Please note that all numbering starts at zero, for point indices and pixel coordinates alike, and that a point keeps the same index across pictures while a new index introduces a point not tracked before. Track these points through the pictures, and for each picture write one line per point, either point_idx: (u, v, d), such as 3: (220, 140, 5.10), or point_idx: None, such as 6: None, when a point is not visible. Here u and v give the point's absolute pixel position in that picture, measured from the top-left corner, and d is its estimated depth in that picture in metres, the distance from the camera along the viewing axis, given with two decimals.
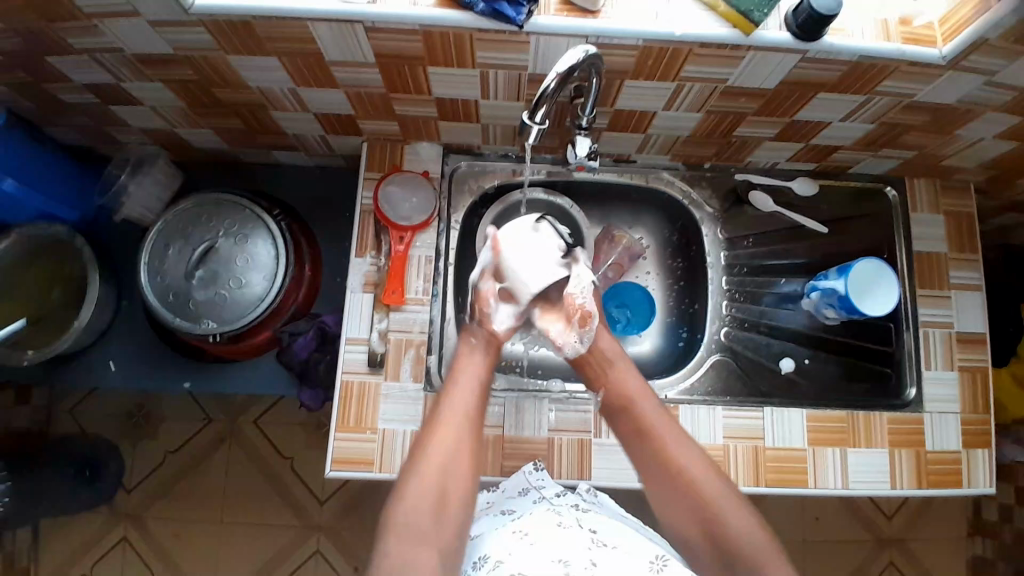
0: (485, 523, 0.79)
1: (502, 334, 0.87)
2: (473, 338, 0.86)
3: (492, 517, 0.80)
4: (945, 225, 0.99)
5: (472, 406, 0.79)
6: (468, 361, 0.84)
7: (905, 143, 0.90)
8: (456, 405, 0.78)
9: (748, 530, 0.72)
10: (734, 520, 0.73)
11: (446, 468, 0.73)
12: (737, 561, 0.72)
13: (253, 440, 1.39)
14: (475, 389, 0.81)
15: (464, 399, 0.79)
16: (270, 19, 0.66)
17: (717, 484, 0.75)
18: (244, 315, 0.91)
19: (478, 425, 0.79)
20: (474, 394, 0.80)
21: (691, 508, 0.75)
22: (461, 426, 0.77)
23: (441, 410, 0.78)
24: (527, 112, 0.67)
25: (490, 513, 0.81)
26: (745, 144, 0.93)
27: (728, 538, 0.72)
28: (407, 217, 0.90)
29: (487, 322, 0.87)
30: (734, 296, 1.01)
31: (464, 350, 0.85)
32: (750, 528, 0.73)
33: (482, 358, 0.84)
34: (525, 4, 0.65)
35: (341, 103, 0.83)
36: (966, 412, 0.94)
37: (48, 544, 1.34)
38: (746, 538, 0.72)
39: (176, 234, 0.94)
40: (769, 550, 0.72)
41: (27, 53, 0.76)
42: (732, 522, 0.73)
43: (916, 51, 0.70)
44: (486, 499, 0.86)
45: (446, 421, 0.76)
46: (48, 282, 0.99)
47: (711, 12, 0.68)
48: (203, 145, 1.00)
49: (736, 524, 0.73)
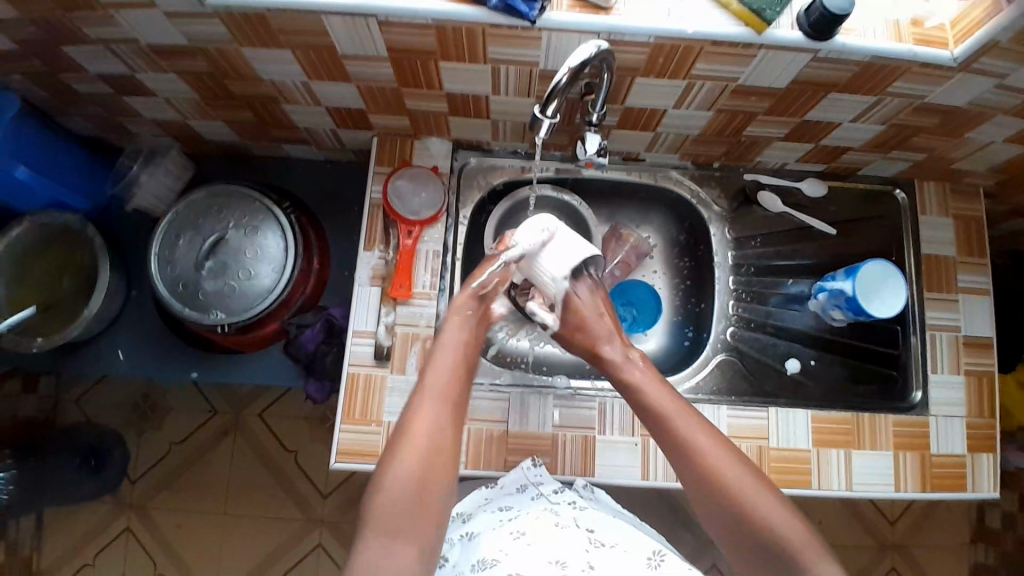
0: (481, 519, 0.79)
1: (496, 314, 0.86)
2: (466, 310, 0.81)
3: (489, 513, 0.80)
4: (954, 228, 0.98)
5: (454, 389, 0.73)
6: (449, 339, 0.78)
7: (916, 145, 0.90)
8: (435, 388, 0.73)
9: (776, 519, 0.67)
10: (762, 507, 0.67)
11: (428, 459, 0.67)
12: (768, 552, 0.67)
13: (257, 432, 1.40)
14: (455, 371, 0.75)
15: (444, 381, 0.74)
16: (284, 12, 0.66)
17: (739, 471, 0.69)
18: (252, 307, 0.91)
19: (462, 411, 0.73)
20: (455, 377, 0.75)
21: (718, 499, 0.69)
22: (444, 412, 0.71)
23: (424, 390, 0.72)
24: (538, 106, 0.67)
25: (486, 508, 0.81)
26: (754, 144, 0.93)
27: (759, 528, 0.67)
28: (416, 211, 0.91)
29: (486, 295, 0.83)
30: (740, 296, 1.01)
31: (448, 325, 0.79)
32: (781, 517, 0.67)
33: (465, 334, 0.79)
34: (537, 0, 0.65)
35: (352, 97, 0.83)
36: (971, 416, 0.94)
37: (53, 532, 1.35)
38: (778, 528, 0.66)
39: (187, 225, 0.95)
40: (804, 539, 0.66)
41: (43, 42, 0.77)
42: (760, 510, 0.67)
43: (928, 52, 0.70)
44: (481, 495, 0.85)
45: (426, 407, 0.71)
46: (59, 271, 0.99)
47: (723, 10, 0.68)
48: (215, 137, 1.01)
49: (764, 511, 0.67)
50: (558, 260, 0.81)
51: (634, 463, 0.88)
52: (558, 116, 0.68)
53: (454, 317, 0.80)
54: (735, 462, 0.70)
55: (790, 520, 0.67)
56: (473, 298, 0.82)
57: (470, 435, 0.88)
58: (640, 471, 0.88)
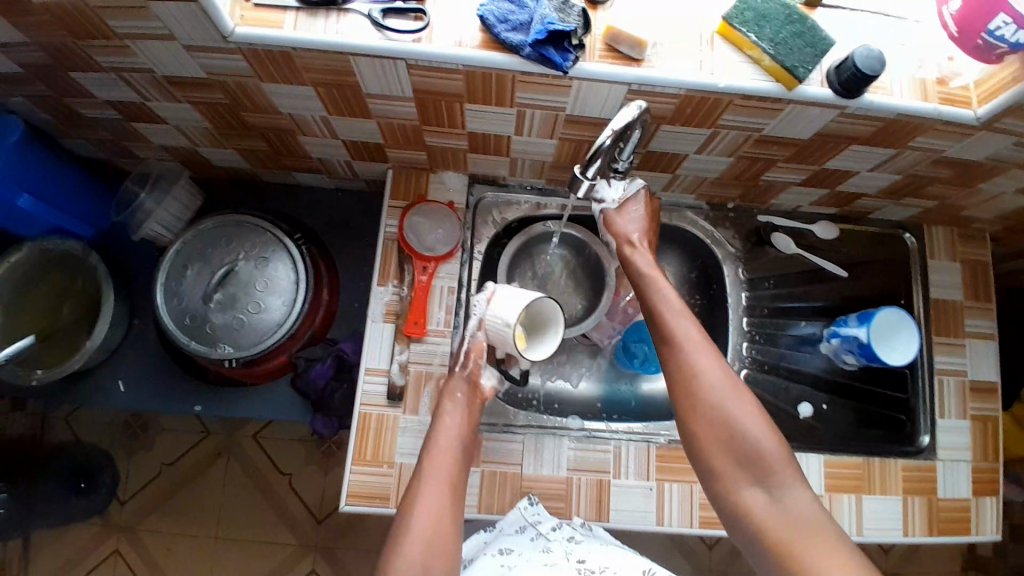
0: (483, 564, 0.78)
1: (486, 390, 0.82)
2: (456, 391, 0.81)
3: (490, 558, 0.79)
4: (962, 273, 0.99)
5: (451, 471, 0.74)
6: (448, 422, 0.78)
7: (928, 194, 0.90)
8: (436, 470, 0.73)
9: (763, 440, 0.68)
10: (758, 432, 0.68)
11: (426, 545, 0.68)
12: (762, 473, 0.68)
13: (251, 455, 1.36)
14: (453, 457, 0.76)
15: (443, 460, 0.75)
16: (311, 52, 0.65)
17: (737, 397, 0.70)
18: (261, 341, 0.89)
19: (459, 496, 0.74)
20: (454, 456, 0.76)
21: (715, 426, 0.70)
22: (440, 492, 0.72)
23: (422, 471, 0.73)
24: (581, 165, 0.72)
25: (486, 551, 0.80)
26: (771, 188, 0.93)
27: (753, 451, 0.68)
28: (431, 247, 0.89)
29: (473, 373, 0.82)
30: (754, 337, 1.01)
31: (444, 409, 0.79)
32: (768, 438, 0.68)
33: (463, 417, 0.79)
34: (571, 51, 0.65)
35: (372, 133, 0.82)
36: (977, 460, 0.94)
37: (37, 555, 1.30)
38: (769, 449, 0.68)
39: (194, 256, 0.93)
40: (787, 459, 0.67)
41: (51, 68, 0.74)
42: (749, 430, 0.69)
43: (953, 112, 0.70)
44: (481, 538, 0.85)
45: (425, 492, 0.71)
46: (60, 297, 0.98)
47: (755, 65, 0.68)
48: (224, 163, 0.99)
49: (751, 430, 0.69)
50: (507, 307, 0.79)
51: (648, 508, 0.87)
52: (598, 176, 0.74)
53: (447, 402, 0.79)
54: (733, 390, 0.71)
55: (777, 443, 0.68)
56: (462, 380, 0.81)
57: (482, 475, 0.87)
58: (655, 516, 0.87)
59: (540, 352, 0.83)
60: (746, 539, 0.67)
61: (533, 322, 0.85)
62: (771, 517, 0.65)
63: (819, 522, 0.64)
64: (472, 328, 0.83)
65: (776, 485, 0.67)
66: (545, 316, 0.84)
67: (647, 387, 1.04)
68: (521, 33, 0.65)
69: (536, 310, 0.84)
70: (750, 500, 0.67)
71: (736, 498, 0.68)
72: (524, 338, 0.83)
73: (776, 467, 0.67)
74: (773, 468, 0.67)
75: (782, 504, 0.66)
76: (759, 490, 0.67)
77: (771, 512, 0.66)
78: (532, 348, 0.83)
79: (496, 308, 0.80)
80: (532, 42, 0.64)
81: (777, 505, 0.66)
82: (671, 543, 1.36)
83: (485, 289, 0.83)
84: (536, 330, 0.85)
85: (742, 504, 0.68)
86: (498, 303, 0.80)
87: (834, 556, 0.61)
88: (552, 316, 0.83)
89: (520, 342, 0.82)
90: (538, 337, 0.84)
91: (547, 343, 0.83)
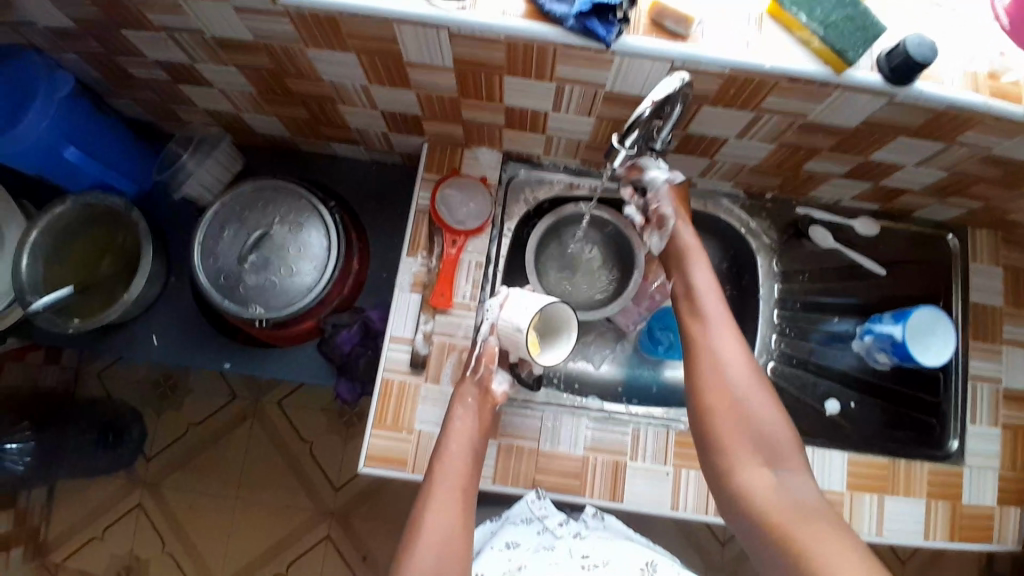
0: (491, 559, 0.83)
1: (498, 395, 0.83)
2: (468, 397, 0.82)
3: (498, 552, 0.83)
4: (1003, 278, 0.96)
5: (464, 481, 0.76)
6: (458, 427, 0.79)
7: (974, 194, 0.87)
8: (447, 480, 0.75)
9: (776, 429, 0.70)
10: (770, 419, 0.71)
11: (440, 549, 0.70)
12: (770, 458, 0.69)
13: (275, 420, 1.39)
14: (465, 463, 0.77)
15: (456, 466, 0.76)
16: (357, 17, 0.65)
17: (751, 385, 0.72)
18: (291, 304, 0.92)
19: (469, 503, 0.75)
20: (465, 465, 0.77)
21: (729, 409, 0.71)
22: (454, 499, 0.74)
23: (435, 478, 0.75)
24: (617, 135, 0.72)
25: (492, 544, 0.85)
26: (811, 178, 0.91)
27: (764, 436, 0.70)
28: (462, 221, 0.89)
29: (485, 379, 0.83)
30: (784, 331, 1.00)
31: (456, 414, 0.80)
32: (778, 424, 0.71)
33: (475, 425, 0.80)
34: (615, 24, 0.64)
35: (411, 104, 0.83)
36: (1004, 469, 0.91)
37: (64, 503, 1.35)
38: (778, 435, 0.70)
39: (231, 217, 0.95)
40: (795, 447, 0.70)
41: (104, 25, 0.76)
42: (759, 414, 0.71)
43: (1003, 107, 0.68)
44: (486, 529, 0.90)
45: (435, 500, 0.73)
46: (100, 252, 1.02)
47: (803, 47, 0.67)
48: (264, 130, 1.01)
49: (763, 417, 0.71)
50: (518, 311, 0.79)
51: (663, 493, 0.87)
52: (634, 148, 0.75)
53: (458, 406, 0.81)
54: (747, 374, 0.73)
55: (786, 430, 0.70)
56: (474, 385, 0.82)
57: (499, 450, 0.87)
58: (669, 501, 0.86)
59: (553, 357, 0.82)
60: (742, 520, 0.68)
61: (547, 327, 0.84)
62: (781, 502, 0.66)
63: (820, 509, 0.64)
64: (482, 332, 0.84)
65: (780, 470, 0.68)
66: (558, 321, 0.83)
67: (670, 374, 1.03)
68: (566, 4, 0.64)
69: (548, 315, 0.84)
70: (755, 481, 0.68)
71: (739, 479, 0.69)
72: (536, 343, 0.82)
73: (785, 453, 0.69)
74: (782, 452, 0.69)
75: (787, 489, 0.67)
76: (765, 473, 0.69)
77: (770, 493, 0.67)
78: (544, 353, 0.82)
79: (507, 314, 0.80)
80: (576, 13, 0.63)
81: (780, 489, 0.67)
82: (683, 535, 1.35)
83: (498, 294, 0.84)
84: (549, 336, 0.84)
85: (746, 483, 0.69)
86: (511, 308, 0.81)
87: (847, 551, 0.59)
88: (565, 321, 0.82)
89: (532, 348, 0.81)
90: (552, 342, 0.83)
91: (559, 350, 0.82)
